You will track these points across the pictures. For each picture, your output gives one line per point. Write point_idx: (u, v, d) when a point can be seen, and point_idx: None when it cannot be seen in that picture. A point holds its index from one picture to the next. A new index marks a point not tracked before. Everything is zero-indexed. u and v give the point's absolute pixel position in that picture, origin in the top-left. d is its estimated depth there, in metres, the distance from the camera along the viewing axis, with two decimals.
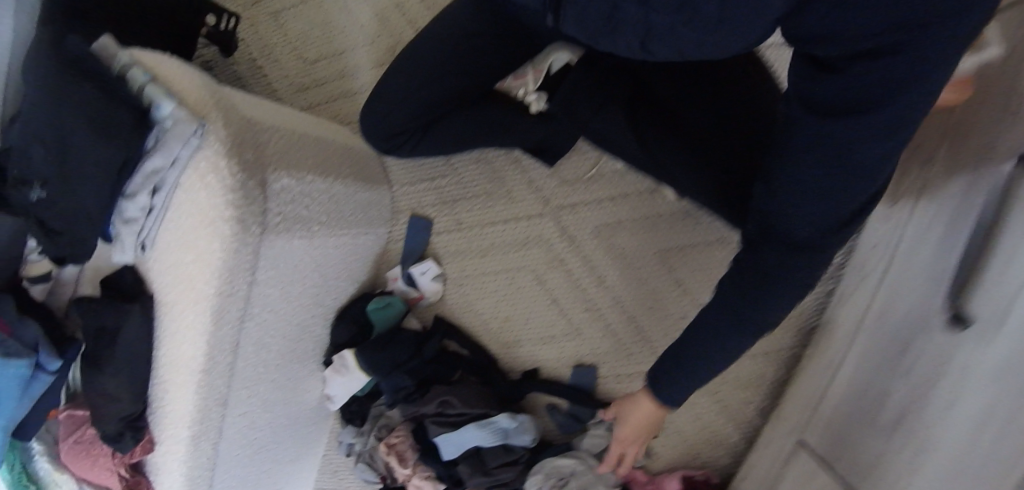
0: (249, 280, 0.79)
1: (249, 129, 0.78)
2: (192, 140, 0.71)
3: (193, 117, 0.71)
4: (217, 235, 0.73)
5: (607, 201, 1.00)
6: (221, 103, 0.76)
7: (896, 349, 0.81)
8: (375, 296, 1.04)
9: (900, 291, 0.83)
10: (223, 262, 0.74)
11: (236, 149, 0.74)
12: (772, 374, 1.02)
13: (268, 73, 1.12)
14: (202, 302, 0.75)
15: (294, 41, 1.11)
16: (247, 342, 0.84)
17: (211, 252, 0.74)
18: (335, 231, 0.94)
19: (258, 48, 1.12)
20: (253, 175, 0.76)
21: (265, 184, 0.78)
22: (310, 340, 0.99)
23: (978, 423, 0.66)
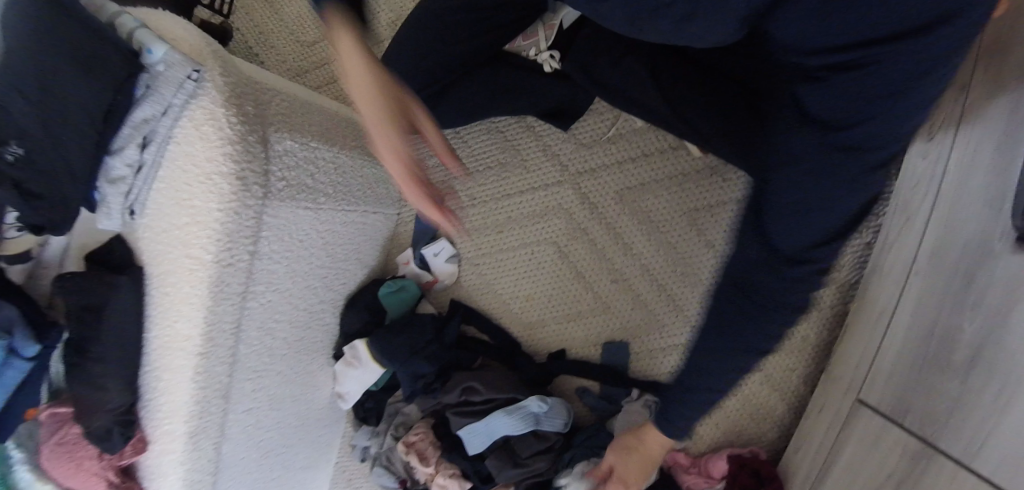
0: (251, 249, 0.71)
1: (250, 83, 0.72)
2: (188, 85, 0.65)
3: (189, 59, 0.66)
4: (217, 194, 0.66)
5: (628, 163, 0.95)
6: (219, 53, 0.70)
7: (958, 284, 0.75)
8: (388, 280, 0.97)
9: (954, 224, 0.78)
10: (223, 225, 0.67)
11: (237, 101, 0.68)
12: (815, 339, 0.95)
13: (265, 59, 1.08)
14: (201, 272, 0.67)
15: (291, 24, 1.07)
16: (250, 324, 0.76)
17: (210, 213, 0.66)
18: (343, 206, 0.88)
19: (252, 33, 1.09)
20: (256, 130, 0.69)
21: (267, 141, 0.71)
22: (318, 330, 0.90)
23: None
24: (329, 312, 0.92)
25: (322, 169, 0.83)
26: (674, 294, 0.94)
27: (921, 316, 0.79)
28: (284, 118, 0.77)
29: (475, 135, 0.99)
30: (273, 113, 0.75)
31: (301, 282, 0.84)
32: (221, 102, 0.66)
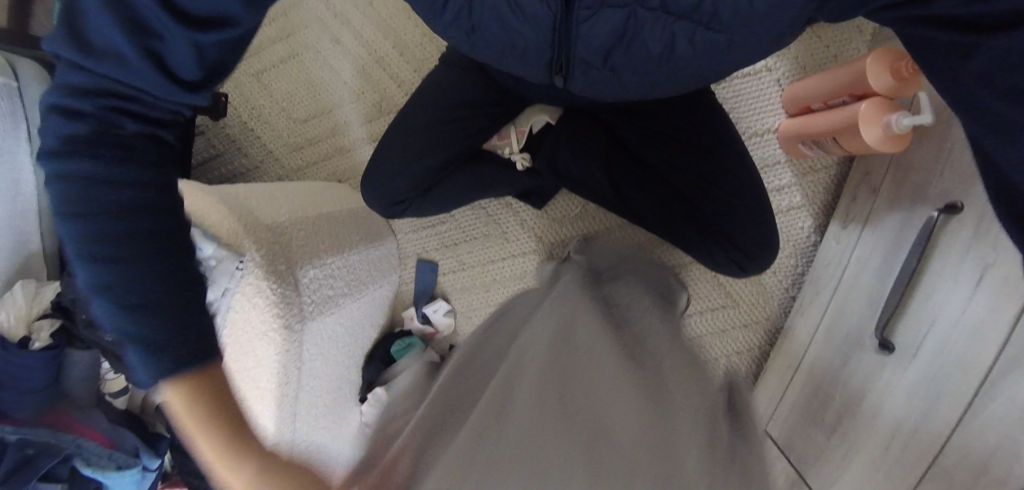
0: (298, 362, 0.90)
1: (275, 238, 0.90)
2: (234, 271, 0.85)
3: (233, 251, 0.85)
4: (271, 343, 0.85)
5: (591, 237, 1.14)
6: (247, 226, 0.89)
7: (838, 361, 0.99)
8: (398, 338, 1.18)
9: (846, 309, 0.99)
10: (280, 361, 0.85)
11: (272, 269, 0.87)
12: (745, 371, 1.16)
13: (262, 135, 1.19)
14: (265, 395, 0.86)
15: (283, 102, 1.17)
16: (303, 411, 0.96)
17: (268, 357, 0.85)
18: (357, 296, 1.06)
19: (248, 113, 1.18)
20: (286, 280, 0.88)
21: (296, 283, 0.90)
22: (348, 385, 1.13)
23: (890, 435, 0.86)
24: (352, 369, 1.14)
25: (339, 276, 1.01)
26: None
27: (813, 373, 1.03)
28: (308, 253, 0.95)
29: (463, 213, 1.18)
30: (297, 255, 0.92)
31: (337, 363, 1.06)
32: (262, 277, 0.85)
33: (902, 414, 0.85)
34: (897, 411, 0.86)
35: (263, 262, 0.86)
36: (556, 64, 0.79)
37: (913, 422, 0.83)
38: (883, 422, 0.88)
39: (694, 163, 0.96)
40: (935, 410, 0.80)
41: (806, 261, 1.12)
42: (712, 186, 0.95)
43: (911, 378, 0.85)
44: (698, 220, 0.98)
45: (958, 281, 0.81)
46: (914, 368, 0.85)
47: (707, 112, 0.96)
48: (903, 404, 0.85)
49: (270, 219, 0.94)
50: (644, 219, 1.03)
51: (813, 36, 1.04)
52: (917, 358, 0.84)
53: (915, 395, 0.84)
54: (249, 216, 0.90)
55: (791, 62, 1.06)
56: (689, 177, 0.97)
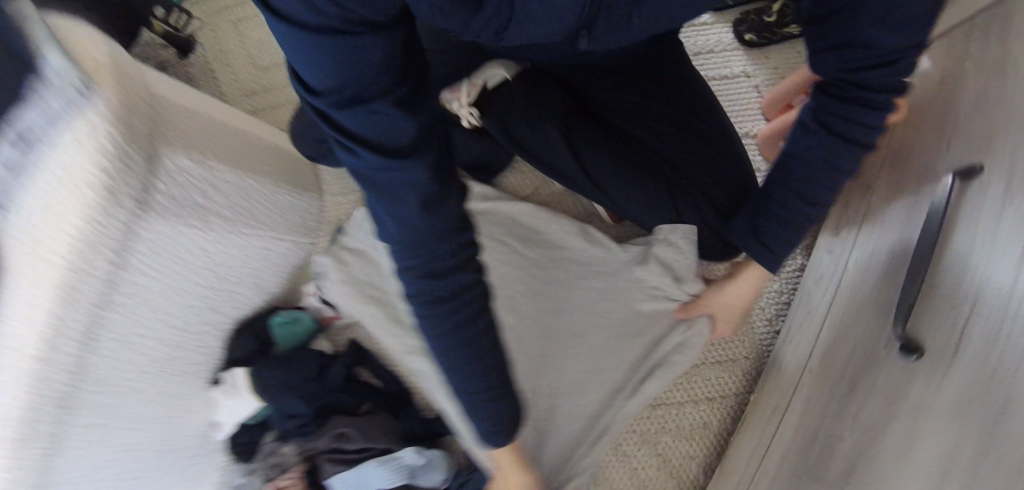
0: (113, 260, 0.69)
1: (148, 101, 0.71)
2: (72, 96, 0.62)
3: (79, 71, 0.63)
4: (81, 200, 0.64)
5: (533, 228, 0.96)
6: (123, 71, 0.69)
7: (842, 391, 0.72)
8: (283, 310, 0.93)
9: (847, 324, 0.77)
10: (81, 233, 0.65)
11: (127, 117, 0.67)
12: (716, 425, 0.89)
13: (219, 78, 0.99)
14: (46, 273, 0.64)
15: (252, 50, 1.01)
16: (107, 333, 0.73)
17: (68, 217, 0.64)
18: (236, 228, 0.83)
19: (215, 55, 1.00)
20: (141, 147, 0.69)
21: (154, 158, 0.70)
22: (196, 352, 0.87)
23: (936, 474, 0.55)
24: (209, 334, 0.88)
25: (220, 189, 0.80)
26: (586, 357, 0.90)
27: (814, 414, 0.75)
28: (183, 137, 0.75)
29: None
30: (171, 130, 0.74)
31: (178, 309, 0.81)
32: (104, 120, 0.64)
33: (948, 443, 0.56)
34: (941, 440, 0.57)
35: (115, 103, 0.66)
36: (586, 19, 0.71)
37: (967, 451, 0.53)
38: (915, 460, 0.59)
39: (664, 124, 0.88)
40: (1008, 409, 0.51)
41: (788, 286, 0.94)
42: (685, 134, 0.88)
43: (951, 391, 0.58)
44: (670, 190, 0.87)
45: (974, 241, 0.63)
46: (960, 366, 0.58)
47: (678, 72, 0.90)
48: (948, 431, 0.57)
49: (162, 91, 0.75)
50: (608, 193, 0.89)
51: (787, 46, 0.97)
52: (965, 349, 0.58)
53: (961, 414, 0.56)
54: (131, 69, 0.71)
55: (769, 71, 0.97)
56: (660, 126, 0.88)
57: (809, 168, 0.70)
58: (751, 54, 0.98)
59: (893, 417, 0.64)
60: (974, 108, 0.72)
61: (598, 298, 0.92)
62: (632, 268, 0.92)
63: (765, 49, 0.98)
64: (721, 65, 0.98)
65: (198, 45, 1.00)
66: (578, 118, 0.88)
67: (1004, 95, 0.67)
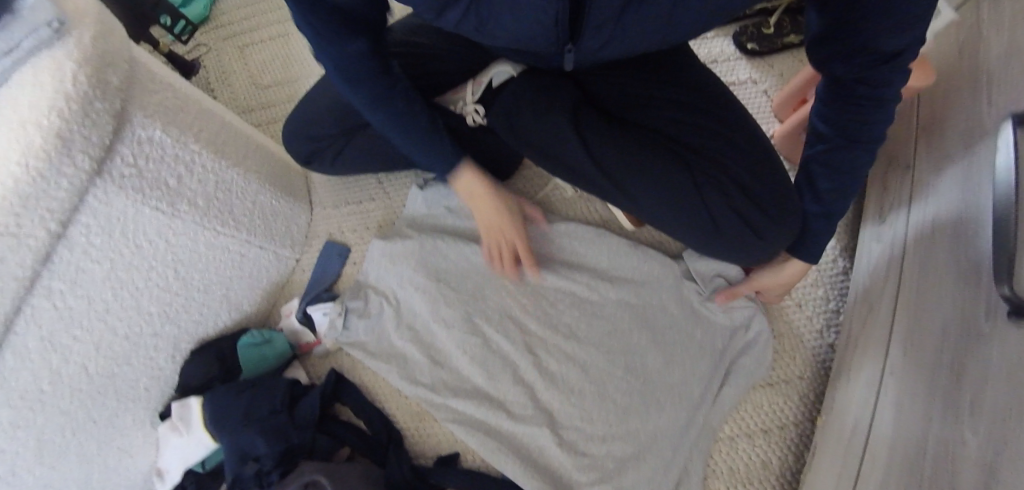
0: (51, 228, 0.58)
1: (125, 58, 0.64)
2: (44, 32, 0.57)
3: (55, 9, 0.58)
4: (24, 145, 0.54)
5: (559, 240, 0.83)
6: (108, 27, 0.63)
7: (949, 386, 0.58)
8: (255, 330, 0.80)
9: (926, 308, 0.64)
10: (18, 184, 0.54)
11: (101, 68, 0.60)
12: (777, 465, 0.73)
13: (217, 94, 0.93)
14: None
15: (253, 65, 0.94)
16: (30, 326, 0.59)
17: (5, 166, 0.54)
18: (210, 224, 0.72)
19: (216, 75, 0.94)
20: (108, 101, 0.60)
21: (122, 118, 0.62)
22: (146, 377, 0.72)
23: None
24: (164, 355, 0.73)
25: (196, 175, 0.70)
26: (614, 379, 0.76)
27: (913, 423, 0.60)
28: (162, 110, 0.67)
29: (396, 187, 0.90)
30: (147, 98, 0.66)
31: (125, 315, 0.67)
32: (76, 63, 0.57)
33: None
34: None
35: (87, 50, 0.58)
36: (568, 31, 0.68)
37: None
38: None
39: (682, 112, 0.76)
40: None
41: (839, 292, 0.81)
42: (699, 117, 0.76)
43: None
44: (698, 182, 0.73)
45: None
46: None
47: (687, 64, 0.80)
48: None
49: (149, 63, 0.68)
50: (629, 193, 0.76)
51: (791, 55, 0.89)
52: None
53: None
54: (115, 27, 0.65)
55: (776, 75, 0.88)
56: (669, 110, 0.77)
57: (833, 144, 0.64)
58: (753, 63, 0.89)
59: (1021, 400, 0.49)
60: (1004, 62, 0.65)
61: (653, 315, 0.78)
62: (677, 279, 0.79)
63: (769, 58, 0.89)
64: (723, 75, 0.89)
65: (201, 67, 0.94)
66: (587, 110, 0.78)
67: None
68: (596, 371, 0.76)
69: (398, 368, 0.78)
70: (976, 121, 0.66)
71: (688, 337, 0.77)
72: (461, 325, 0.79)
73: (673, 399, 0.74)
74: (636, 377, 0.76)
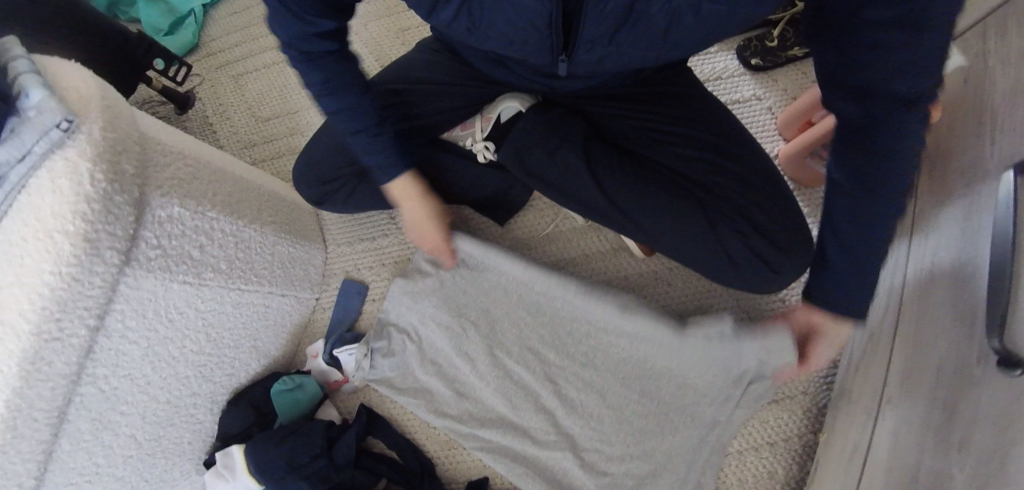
0: (91, 324, 0.59)
1: (137, 138, 0.63)
2: (53, 135, 0.55)
3: (61, 108, 0.56)
4: (54, 253, 0.55)
5: (573, 273, 0.86)
6: (114, 107, 0.62)
7: (940, 422, 0.63)
8: (285, 375, 0.84)
9: (925, 345, 0.69)
10: (54, 291, 0.55)
11: (114, 159, 0.59)
12: (783, 475, 0.81)
13: (217, 129, 0.93)
14: (8, 341, 0.54)
15: (250, 99, 0.94)
16: (79, 412, 0.62)
17: (39, 275, 0.55)
18: (232, 284, 0.74)
19: (214, 110, 0.94)
20: (127, 191, 0.60)
21: (141, 203, 0.62)
22: (186, 431, 0.76)
23: None
24: (202, 408, 0.77)
25: (216, 241, 0.72)
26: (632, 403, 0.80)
27: (908, 452, 0.65)
28: (178, 183, 0.67)
29: None
30: (163, 173, 0.65)
31: (163, 381, 0.70)
32: (89, 161, 0.56)
33: None
34: None
35: (100, 143, 0.58)
36: (557, 41, 0.65)
37: None
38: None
39: (692, 148, 0.77)
40: None
41: None
42: (710, 153, 0.76)
43: None
44: (711, 222, 0.74)
45: None
46: None
47: (696, 95, 0.81)
48: None
49: (156, 133, 0.68)
50: (641, 231, 0.78)
51: (795, 67, 0.91)
52: None
53: None
54: (122, 104, 0.64)
55: (781, 90, 0.90)
56: (679, 145, 0.77)
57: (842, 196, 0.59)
58: (758, 77, 0.92)
59: (1008, 446, 0.53)
60: (1008, 104, 0.67)
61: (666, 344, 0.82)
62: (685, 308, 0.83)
63: (773, 72, 0.92)
64: (728, 91, 0.92)
65: (196, 100, 0.94)
66: (598, 146, 0.78)
67: None
68: (613, 398, 0.81)
69: (426, 403, 0.82)
70: (984, 159, 0.69)
71: (698, 363, 0.81)
72: (483, 359, 0.83)
73: (687, 421, 0.79)
74: (650, 401, 0.81)
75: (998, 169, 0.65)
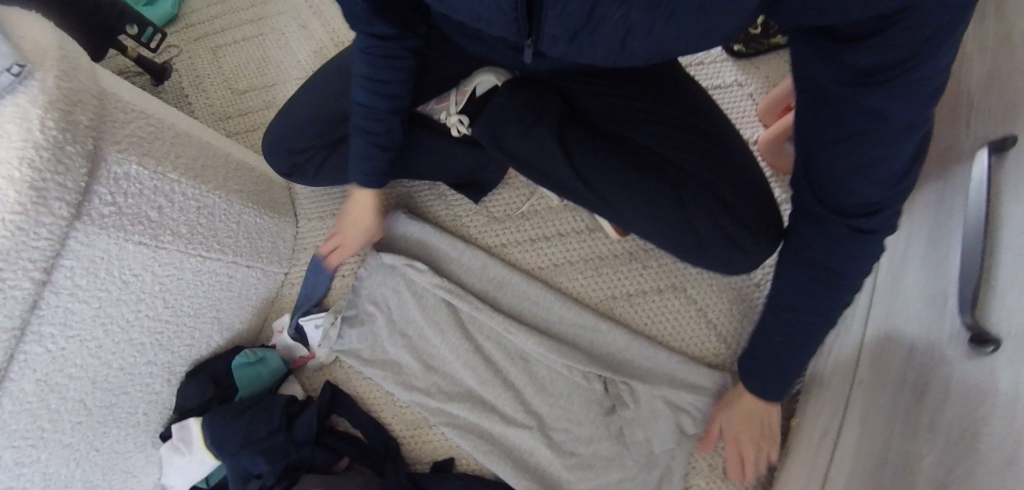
0: (35, 278, 0.57)
1: (96, 91, 0.62)
2: (4, 79, 0.54)
3: (12, 53, 0.55)
4: None
5: (549, 252, 0.85)
6: (73, 59, 0.60)
7: (911, 402, 0.61)
8: (248, 348, 0.82)
9: (901, 328, 0.67)
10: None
11: (68, 108, 0.57)
12: None
13: (193, 102, 0.91)
14: None
15: (228, 72, 0.92)
16: (24, 370, 0.60)
17: None
18: (193, 249, 0.72)
19: (190, 81, 0.93)
20: (80, 143, 0.58)
21: (96, 157, 0.60)
22: (142, 399, 0.74)
23: None
24: (159, 377, 0.75)
25: (178, 205, 0.70)
26: (600, 384, 0.78)
27: (879, 432, 0.63)
28: (137, 141, 0.66)
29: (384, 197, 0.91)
30: (122, 130, 0.64)
31: (117, 346, 0.69)
32: (41, 107, 0.55)
33: None
34: None
35: (54, 91, 0.56)
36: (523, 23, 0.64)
37: None
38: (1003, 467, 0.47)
39: (670, 127, 0.75)
40: None
41: None
42: (682, 134, 0.75)
43: None
44: (685, 199, 0.73)
45: None
46: None
47: (674, 76, 0.80)
48: None
49: (118, 92, 0.66)
50: (617, 210, 0.76)
51: (777, 56, 0.91)
52: None
53: None
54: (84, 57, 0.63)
55: (762, 77, 0.90)
56: (655, 124, 0.76)
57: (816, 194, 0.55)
58: (740, 65, 0.91)
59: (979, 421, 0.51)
60: (986, 85, 0.66)
61: (640, 326, 0.81)
62: (659, 290, 0.82)
63: (755, 59, 0.92)
64: (709, 77, 0.92)
65: (172, 71, 0.93)
66: (573, 124, 0.77)
67: (1013, 64, 0.62)
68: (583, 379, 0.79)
69: (392, 380, 0.80)
70: (963, 142, 0.68)
71: (673, 346, 0.80)
72: (452, 337, 0.81)
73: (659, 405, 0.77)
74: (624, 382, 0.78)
75: (975, 150, 0.64)
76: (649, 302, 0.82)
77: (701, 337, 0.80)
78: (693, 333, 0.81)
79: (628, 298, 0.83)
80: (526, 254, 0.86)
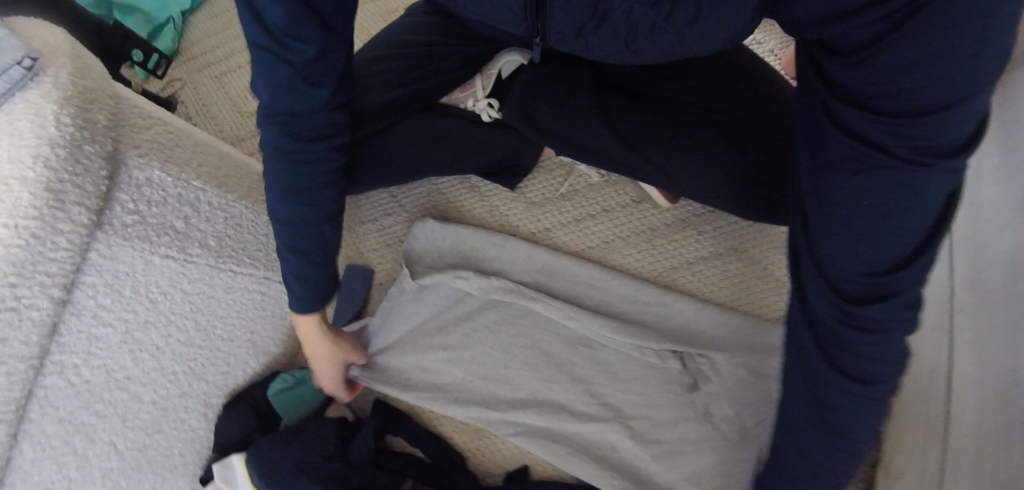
0: (54, 295, 0.49)
1: (111, 93, 0.57)
2: (14, 72, 0.49)
3: (23, 45, 0.50)
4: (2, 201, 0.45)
5: (596, 231, 0.81)
6: (85, 60, 0.56)
7: None
8: (286, 372, 0.75)
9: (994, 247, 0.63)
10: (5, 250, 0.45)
11: (84, 106, 0.53)
12: None
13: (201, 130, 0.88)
14: None
15: (235, 96, 0.89)
16: (41, 409, 0.51)
17: None
18: (222, 261, 0.67)
19: (196, 110, 0.89)
20: (99, 142, 0.53)
21: (115, 159, 0.55)
22: (177, 438, 0.66)
23: None
24: (194, 411, 0.68)
25: (202, 214, 0.65)
26: (675, 362, 0.71)
27: (1002, 355, 0.58)
28: (157, 147, 0.61)
29: (415, 198, 0.87)
30: (142, 135, 0.59)
31: (146, 377, 0.61)
32: (55, 102, 0.50)
33: None
34: None
35: (68, 87, 0.52)
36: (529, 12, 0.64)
37: None
38: None
39: (707, 78, 0.73)
40: None
41: None
42: (722, 83, 0.72)
43: None
44: (737, 145, 0.70)
45: None
46: None
47: None
48: None
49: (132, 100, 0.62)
50: (665, 170, 0.72)
51: None
52: None
53: None
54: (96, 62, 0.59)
55: (779, 34, 0.89)
56: (691, 79, 0.73)
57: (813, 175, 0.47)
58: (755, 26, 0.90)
59: None
60: None
61: (705, 292, 0.76)
62: (718, 253, 0.78)
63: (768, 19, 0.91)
64: None
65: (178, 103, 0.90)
66: (606, 91, 0.74)
67: None
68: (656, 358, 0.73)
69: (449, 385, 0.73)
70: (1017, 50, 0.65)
71: (743, 309, 0.75)
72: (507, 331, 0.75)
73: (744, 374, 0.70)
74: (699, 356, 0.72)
75: None
76: (709, 268, 0.78)
77: (772, 295, 0.75)
78: (763, 292, 0.75)
79: (687, 266, 0.78)
80: (572, 236, 0.81)
